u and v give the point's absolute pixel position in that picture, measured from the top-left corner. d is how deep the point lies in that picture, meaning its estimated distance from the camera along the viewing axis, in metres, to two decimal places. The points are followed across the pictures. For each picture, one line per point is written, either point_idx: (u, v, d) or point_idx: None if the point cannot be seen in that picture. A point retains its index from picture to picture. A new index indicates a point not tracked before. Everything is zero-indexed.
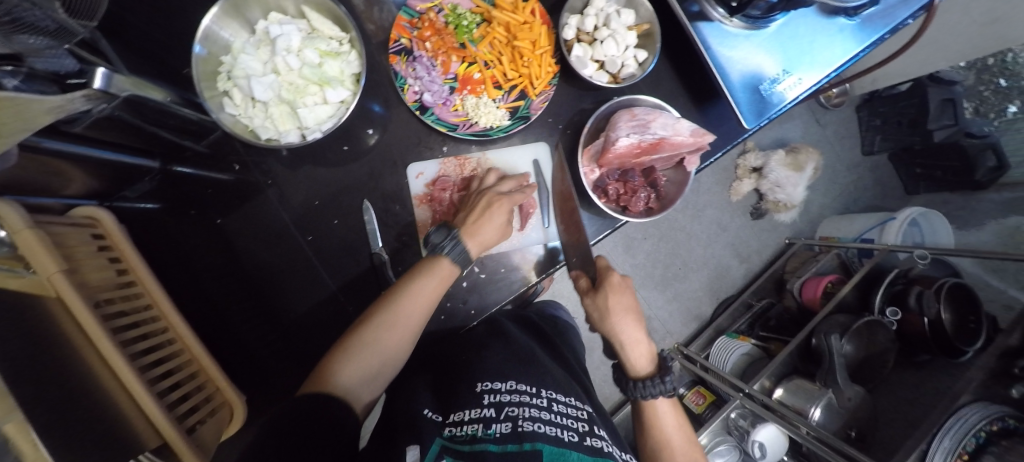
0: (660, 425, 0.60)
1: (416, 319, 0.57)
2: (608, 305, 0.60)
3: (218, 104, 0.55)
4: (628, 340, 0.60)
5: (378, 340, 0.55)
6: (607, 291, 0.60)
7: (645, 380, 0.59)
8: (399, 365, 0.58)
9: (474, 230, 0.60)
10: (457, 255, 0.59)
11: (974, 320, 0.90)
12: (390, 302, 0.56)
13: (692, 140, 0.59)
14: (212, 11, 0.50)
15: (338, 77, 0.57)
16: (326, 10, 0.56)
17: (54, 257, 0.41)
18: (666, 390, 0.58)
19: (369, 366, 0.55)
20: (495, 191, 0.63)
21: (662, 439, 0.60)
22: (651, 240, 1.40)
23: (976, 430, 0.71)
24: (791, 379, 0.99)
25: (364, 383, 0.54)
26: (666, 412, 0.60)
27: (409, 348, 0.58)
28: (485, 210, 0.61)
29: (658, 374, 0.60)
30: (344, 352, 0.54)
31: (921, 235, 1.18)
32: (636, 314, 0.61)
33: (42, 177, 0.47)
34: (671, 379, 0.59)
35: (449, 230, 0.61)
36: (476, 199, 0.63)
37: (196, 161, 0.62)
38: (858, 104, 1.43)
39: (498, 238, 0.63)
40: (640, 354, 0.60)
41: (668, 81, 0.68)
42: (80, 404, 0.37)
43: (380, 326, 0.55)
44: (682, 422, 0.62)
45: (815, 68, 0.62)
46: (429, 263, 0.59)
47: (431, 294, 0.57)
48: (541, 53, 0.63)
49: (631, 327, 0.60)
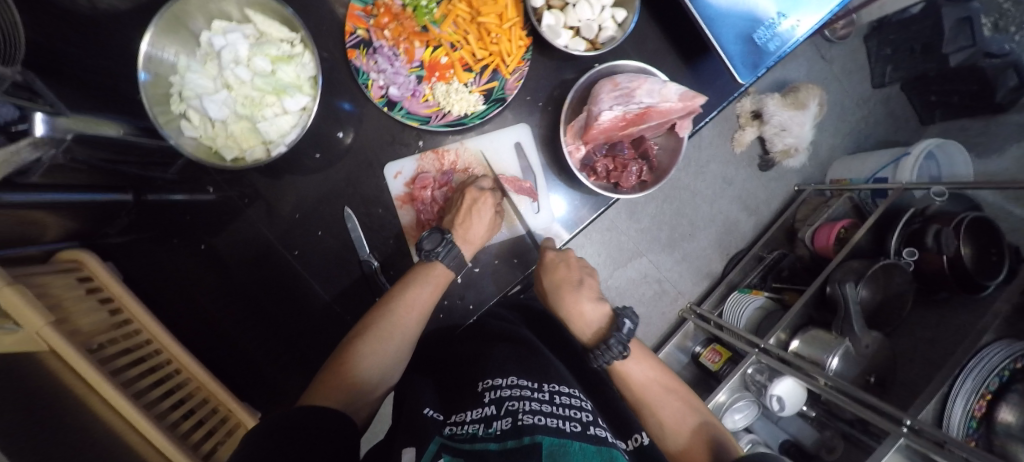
0: (629, 382, 0.59)
1: (413, 327, 0.57)
2: (546, 286, 0.63)
3: (176, 128, 0.52)
4: (570, 312, 0.62)
5: (379, 349, 0.54)
6: (542, 274, 0.63)
7: (595, 349, 0.58)
8: (393, 377, 0.57)
9: (465, 232, 0.60)
10: (452, 259, 0.59)
11: (997, 252, 0.87)
12: (387, 313, 0.55)
13: (681, 105, 0.55)
14: (148, 32, 0.47)
15: (295, 83, 0.54)
16: (271, 10, 0.52)
17: (39, 312, 0.40)
18: (615, 355, 0.56)
19: (370, 375, 0.53)
20: (476, 187, 0.61)
21: (638, 393, 0.58)
22: (656, 203, 1.35)
23: (1000, 369, 0.70)
24: (808, 331, 0.96)
25: (360, 395, 0.52)
26: (637, 371, 0.59)
27: (407, 356, 0.58)
28: (473, 208, 0.60)
29: (605, 339, 0.58)
30: (344, 362, 0.53)
31: (939, 168, 1.12)
32: (575, 285, 0.62)
33: (21, 228, 0.47)
34: (619, 340, 0.56)
35: (443, 234, 0.59)
36: (460, 197, 0.62)
37: (168, 188, 0.60)
38: (866, 34, 1.33)
39: (490, 235, 0.62)
40: (586, 323, 0.61)
41: (653, 39, 0.63)
42: (90, 451, 0.37)
43: (379, 336, 0.54)
44: (655, 373, 0.59)
45: (816, 6, 0.55)
46: (422, 271, 0.58)
47: (427, 301, 0.57)
48: (510, 27, 0.58)
49: (573, 302, 0.61)
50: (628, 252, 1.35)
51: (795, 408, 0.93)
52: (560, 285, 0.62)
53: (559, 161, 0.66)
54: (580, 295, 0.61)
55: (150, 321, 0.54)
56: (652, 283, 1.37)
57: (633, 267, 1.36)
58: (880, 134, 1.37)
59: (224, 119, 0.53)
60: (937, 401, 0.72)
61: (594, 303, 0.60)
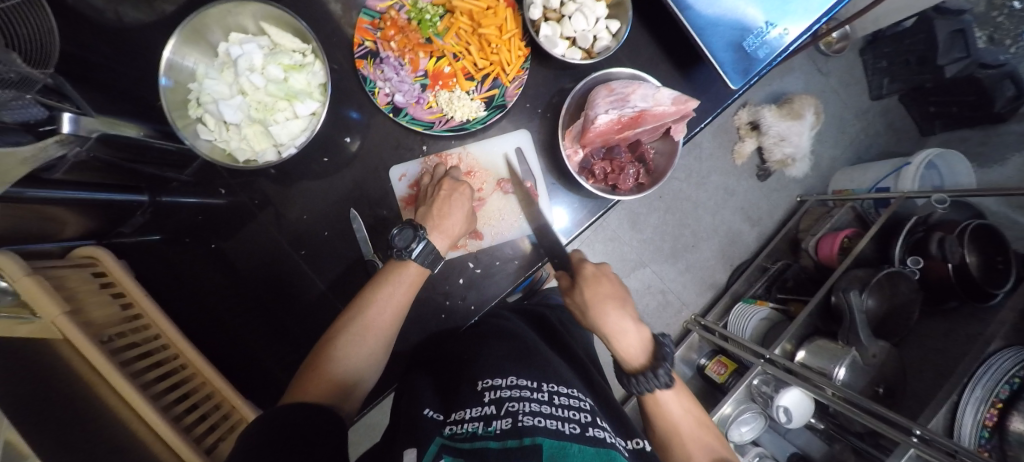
0: (667, 415, 0.60)
1: (387, 324, 0.57)
2: (585, 298, 0.62)
3: (193, 132, 0.55)
4: (612, 329, 0.60)
5: (354, 348, 0.55)
6: (582, 285, 0.63)
7: (636, 374, 0.59)
8: (376, 372, 0.59)
9: (440, 222, 0.60)
10: (427, 255, 0.59)
11: (1003, 260, 0.86)
12: (357, 313, 0.56)
13: (674, 109, 0.57)
14: (170, 42, 0.50)
15: (306, 89, 0.57)
16: (285, 23, 0.55)
17: (54, 301, 0.42)
18: (660, 383, 0.58)
19: (348, 374, 0.55)
20: (451, 179, 0.63)
21: (674, 427, 0.59)
22: (657, 214, 1.36)
23: (1010, 376, 0.68)
24: (812, 340, 0.94)
25: (343, 391, 0.54)
26: (675, 405, 0.60)
27: (385, 354, 0.59)
28: (450, 198, 0.62)
29: (651, 366, 0.59)
30: (324, 361, 0.54)
31: (940, 177, 1.12)
32: (619, 302, 0.62)
33: (36, 223, 0.50)
34: (665, 369, 0.58)
35: (416, 230, 0.59)
36: (433, 189, 0.63)
37: (182, 190, 0.63)
38: (862, 47, 1.36)
39: (464, 228, 0.63)
40: (630, 344, 0.60)
41: (647, 48, 0.66)
42: (99, 437, 0.38)
43: (351, 337, 0.55)
44: (691, 407, 0.61)
45: (804, 15, 0.57)
46: (393, 271, 0.58)
47: (402, 299, 0.58)
48: (509, 37, 0.61)
49: (616, 318, 0.60)
50: (631, 263, 1.35)
51: (804, 420, 0.91)
52: (600, 301, 0.61)
53: (558, 165, 0.68)
54: (624, 312, 0.61)
55: (159, 317, 0.56)
56: (656, 293, 1.36)
57: (637, 278, 1.36)
58: (880, 145, 1.38)
59: (238, 123, 0.56)
60: (948, 411, 0.70)
61: (637, 325, 0.61)
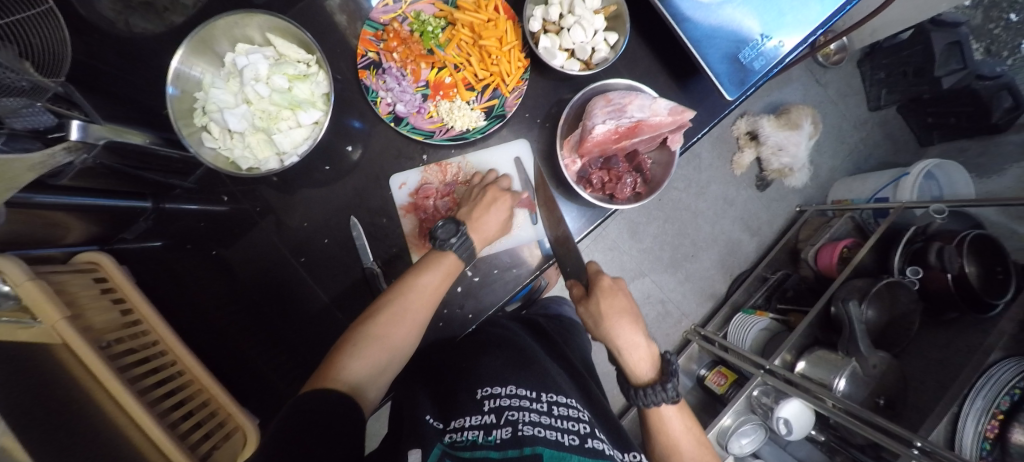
0: (668, 430, 0.59)
1: (422, 313, 0.57)
2: (599, 309, 0.62)
3: (197, 139, 0.56)
4: (624, 343, 0.60)
5: (389, 331, 0.55)
6: (598, 295, 0.62)
7: (646, 387, 0.58)
8: (400, 364, 0.58)
9: (479, 224, 0.62)
10: (465, 251, 0.61)
11: (1002, 270, 0.86)
12: (396, 297, 0.56)
13: (670, 119, 0.57)
14: (178, 52, 0.52)
15: (309, 99, 0.58)
16: (290, 34, 0.57)
17: (57, 307, 0.42)
18: (668, 397, 0.57)
19: (382, 356, 0.55)
20: (498, 186, 0.65)
21: (673, 441, 0.59)
22: (657, 223, 1.37)
23: (1010, 388, 0.68)
24: (814, 351, 0.94)
25: (371, 377, 0.54)
26: (676, 421, 0.59)
27: (415, 342, 0.59)
28: (491, 204, 0.64)
29: (660, 380, 0.58)
30: (352, 345, 0.54)
31: (939, 188, 1.13)
32: (632, 317, 0.62)
33: (42, 229, 0.50)
34: (674, 385, 0.58)
35: (457, 226, 0.61)
36: (479, 191, 0.65)
37: (187, 196, 0.65)
38: (859, 59, 1.38)
39: (497, 234, 0.64)
40: (640, 357, 0.59)
41: (645, 59, 0.67)
42: (93, 441, 0.38)
43: (390, 319, 0.55)
44: (691, 425, 0.61)
45: (799, 27, 0.58)
46: (435, 258, 0.59)
47: (438, 288, 0.58)
48: (509, 49, 0.63)
49: (627, 331, 0.60)
50: (630, 272, 1.36)
51: (804, 433, 0.90)
52: (603, 313, 0.62)
53: (557, 174, 0.68)
54: (637, 328, 0.61)
55: (158, 323, 0.56)
56: (656, 303, 1.36)
57: (637, 287, 1.36)
58: (879, 156, 1.39)
59: (242, 131, 0.57)
60: (948, 423, 0.70)
61: (648, 340, 0.61)
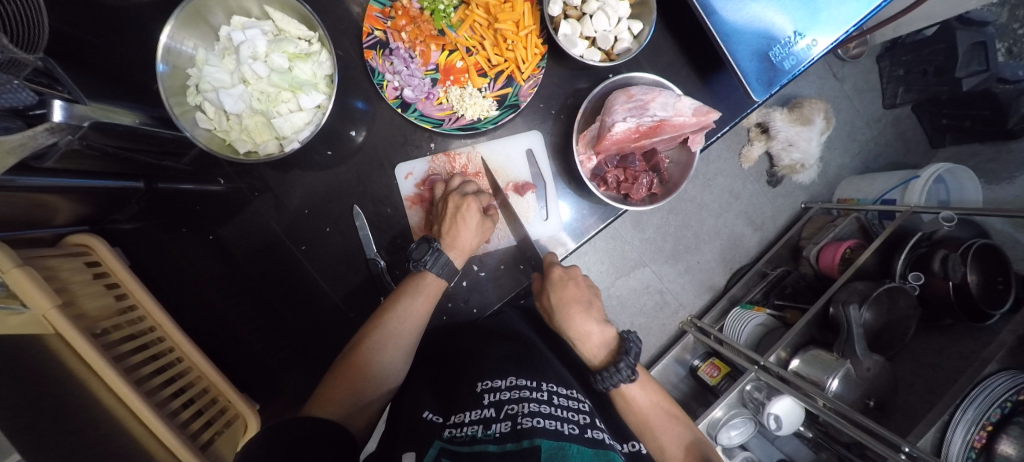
0: (634, 409, 0.56)
1: (409, 338, 0.58)
2: (552, 303, 0.60)
3: (191, 120, 0.53)
4: (577, 334, 0.58)
5: (378, 356, 0.56)
6: (549, 289, 0.60)
7: (601, 370, 0.55)
8: (388, 389, 0.58)
9: (453, 239, 0.59)
10: (442, 267, 0.59)
11: (1003, 280, 0.86)
12: (380, 324, 0.56)
13: (695, 120, 0.55)
14: (168, 24, 0.48)
15: (311, 80, 0.55)
16: (291, 8, 0.52)
17: (46, 293, 0.39)
18: (623, 379, 0.54)
19: (373, 381, 0.56)
20: (458, 194, 0.60)
21: (643, 419, 0.56)
22: (661, 213, 1.35)
23: (1002, 400, 0.69)
24: (808, 350, 0.94)
25: (359, 406, 0.54)
26: (641, 396, 0.56)
27: (404, 365, 0.59)
28: (458, 214, 0.59)
29: (613, 361, 0.55)
30: (341, 375, 0.54)
31: (947, 192, 1.12)
32: (583, 305, 0.59)
33: (28, 210, 0.48)
34: (627, 363, 0.54)
35: (430, 243, 0.59)
36: (443, 206, 0.61)
37: (179, 178, 0.62)
38: (879, 54, 1.34)
39: (478, 240, 0.61)
40: (593, 345, 0.57)
41: (667, 51, 0.64)
42: (88, 439, 0.37)
43: (373, 347, 0.55)
44: (658, 398, 0.58)
45: (833, 26, 0.55)
46: (415, 281, 0.59)
47: (421, 310, 0.58)
48: (526, 34, 0.59)
49: (580, 321, 0.57)
50: (630, 262, 1.35)
51: (793, 427, 0.92)
52: (569, 304, 0.59)
53: (569, 168, 0.66)
54: (589, 315, 0.58)
55: (154, 309, 0.54)
56: (654, 293, 1.36)
57: (636, 277, 1.35)
58: (890, 155, 1.37)
59: (239, 113, 0.54)
60: (938, 431, 0.71)
61: (600, 324, 0.57)
